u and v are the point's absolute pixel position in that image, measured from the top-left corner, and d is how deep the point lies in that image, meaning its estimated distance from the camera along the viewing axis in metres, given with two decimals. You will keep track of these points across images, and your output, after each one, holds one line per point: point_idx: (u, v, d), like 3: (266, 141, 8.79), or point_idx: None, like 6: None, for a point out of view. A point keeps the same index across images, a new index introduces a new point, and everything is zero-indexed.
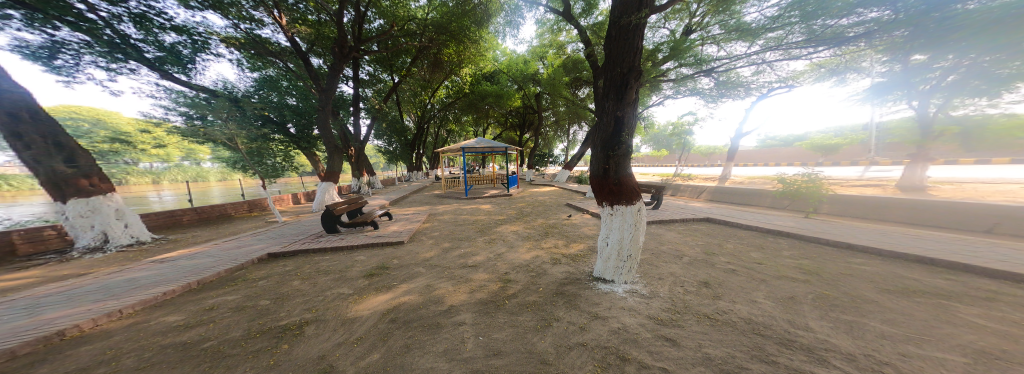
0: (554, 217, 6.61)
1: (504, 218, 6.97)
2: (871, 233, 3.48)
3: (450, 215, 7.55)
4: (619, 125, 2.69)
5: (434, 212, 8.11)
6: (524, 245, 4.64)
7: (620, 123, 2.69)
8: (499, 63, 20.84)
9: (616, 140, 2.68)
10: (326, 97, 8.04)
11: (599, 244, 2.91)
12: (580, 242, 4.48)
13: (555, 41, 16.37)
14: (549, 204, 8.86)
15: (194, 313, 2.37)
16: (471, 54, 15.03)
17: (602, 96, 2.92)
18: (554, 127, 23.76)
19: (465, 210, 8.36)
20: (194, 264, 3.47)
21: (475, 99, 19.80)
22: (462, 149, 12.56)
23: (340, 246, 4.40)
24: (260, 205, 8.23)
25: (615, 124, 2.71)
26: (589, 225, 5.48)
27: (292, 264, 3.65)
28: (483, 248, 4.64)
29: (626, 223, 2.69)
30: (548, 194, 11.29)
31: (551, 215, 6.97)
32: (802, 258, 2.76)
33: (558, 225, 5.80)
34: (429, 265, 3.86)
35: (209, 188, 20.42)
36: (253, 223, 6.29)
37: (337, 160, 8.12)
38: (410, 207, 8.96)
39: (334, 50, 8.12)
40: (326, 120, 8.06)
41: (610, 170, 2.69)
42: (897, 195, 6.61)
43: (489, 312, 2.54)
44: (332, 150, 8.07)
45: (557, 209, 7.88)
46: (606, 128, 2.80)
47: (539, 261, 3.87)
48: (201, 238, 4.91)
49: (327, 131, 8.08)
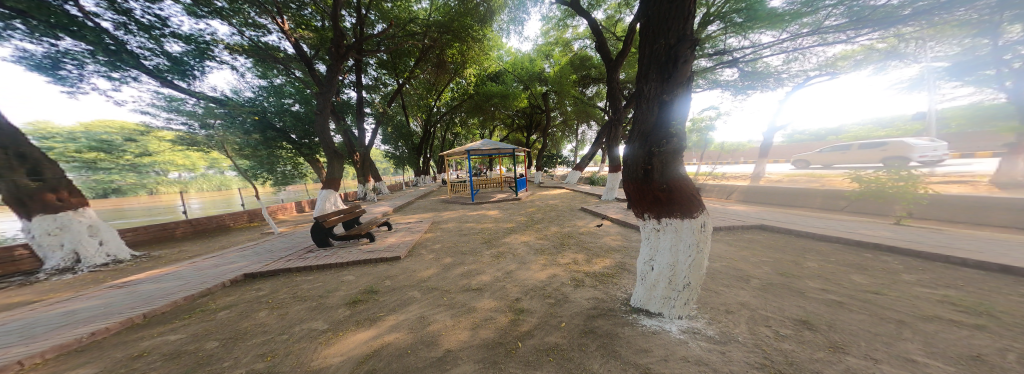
0: (570, 225, 5.85)
1: (514, 227, 6.29)
2: (1018, 246, 2.55)
3: (454, 224, 6.94)
4: (666, 112, 1.97)
5: (438, 220, 7.57)
6: (537, 260, 3.95)
7: (667, 109, 1.97)
8: (504, 63, 20.51)
9: (661, 132, 1.96)
10: (323, 100, 7.70)
11: (641, 269, 2.15)
12: (605, 257, 3.74)
13: (561, 39, 16.01)
14: (562, 209, 8.09)
15: (114, 363, 1.83)
16: (475, 53, 14.74)
17: (640, 79, 2.24)
18: (563, 127, 23.05)
19: (471, 217, 7.72)
20: (155, 289, 3.00)
21: (480, 101, 19.37)
22: (468, 152, 12.08)
23: (326, 263, 3.85)
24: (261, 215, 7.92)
25: (660, 110, 2.00)
26: (613, 235, 4.70)
27: (267, 288, 3.14)
28: (490, 264, 3.97)
29: (683, 242, 1.91)
30: (560, 197, 10.54)
31: (566, 222, 6.22)
32: (944, 287, 1.92)
33: (576, 235, 5.05)
34: (426, 289, 3.24)
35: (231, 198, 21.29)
36: (248, 235, 5.92)
37: (337, 166, 7.76)
38: (413, 215, 8.43)
39: (332, 50, 7.87)
40: (325, 124, 7.71)
41: (654, 172, 1.94)
42: (991, 192, 5.45)
43: (495, 361, 1.86)
44: (333, 155, 7.70)
45: (572, 214, 7.11)
46: (645, 116, 2.10)
47: (556, 283, 3.16)
48: (185, 253, 4.52)
49: (325, 136, 7.71)
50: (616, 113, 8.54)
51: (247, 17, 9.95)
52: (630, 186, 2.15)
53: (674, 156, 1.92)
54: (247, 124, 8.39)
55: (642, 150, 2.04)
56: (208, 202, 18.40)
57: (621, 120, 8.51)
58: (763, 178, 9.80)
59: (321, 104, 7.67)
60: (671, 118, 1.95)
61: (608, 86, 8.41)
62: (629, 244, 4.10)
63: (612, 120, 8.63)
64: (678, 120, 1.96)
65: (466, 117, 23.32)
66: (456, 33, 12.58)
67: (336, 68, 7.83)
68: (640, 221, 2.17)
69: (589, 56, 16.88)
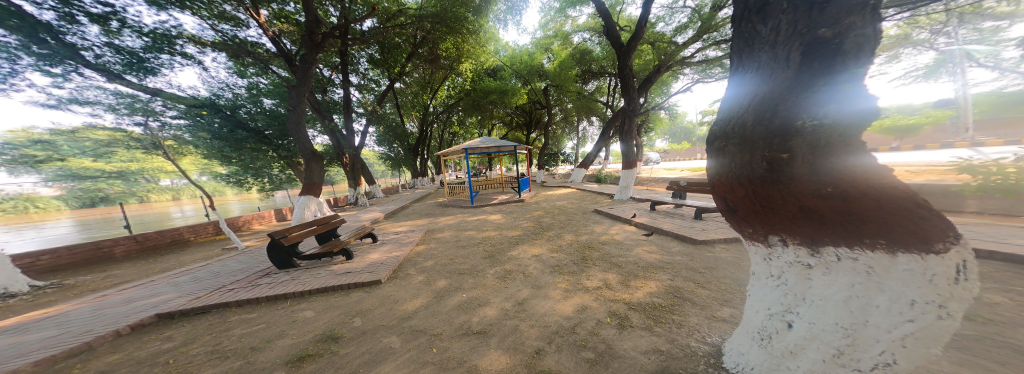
0: (587, 232, 4.93)
1: (521, 236, 5.34)
2: None
3: (451, 233, 5.98)
4: (822, 62, 1.01)
5: (433, 227, 6.67)
6: (556, 284, 3.06)
7: (823, 54, 1.00)
8: (501, 58, 19.48)
9: (812, 95, 1.01)
10: (295, 95, 6.69)
11: (777, 323, 1.25)
12: (647, 277, 2.82)
13: (561, 31, 15.25)
14: (572, 212, 7.18)
15: None
16: (471, 46, 13.87)
17: (748, 16, 1.27)
18: (563, 125, 22.22)
19: (470, 224, 6.79)
20: (6, 346, 2.04)
21: (478, 98, 18.49)
22: (466, 151, 11.18)
23: (278, 292, 2.92)
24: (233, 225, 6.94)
25: (804, 59, 1.04)
26: (646, 244, 3.78)
27: (181, 338, 2.21)
28: (495, 290, 3.07)
29: (884, 292, 0.96)
30: (567, 198, 9.63)
31: (582, 229, 5.27)
32: None
33: (598, 246, 4.14)
34: (408, 333, 2.34)
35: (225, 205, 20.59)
36: (205, 251, 4.96)
37: (315, 169, 6.78)
38: (405, 222, 7.48)
39: (303, 37, 6.82)
40: (302, 123, 6.77)
41: (793, 169, 1.02)
42: None
43: None
44: (309, 156, 6.72)
45: (585, 218, 6.20)
46: (763, 77, 1.16)
47: (590, 323, 2.25)
48: (109, 280, 3.55)
49: (300, 136, 6.75)
50: (629, 103, 7.57)
51: (219, 8, 9.08)
52: (739, 191, 1.23)
53: (851, 135, 0.96)
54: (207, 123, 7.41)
55: (764, 128, 1.12)
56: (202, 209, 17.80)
57: (635, 112, 7.55)
58: None
59: (292, 98, 6.63)
60: (837, 69, 0.98)
61: (619, 73, 7.48)
62: (673, 257, 3.18)
63: (624, 111, 7.67)
64: (852, 69, 0.98)
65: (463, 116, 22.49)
66: (449, 24, 11.64)
67: (311, 57, 6.85)
68: (761, 248, 1.31)
69: (589, 50, 16.01)
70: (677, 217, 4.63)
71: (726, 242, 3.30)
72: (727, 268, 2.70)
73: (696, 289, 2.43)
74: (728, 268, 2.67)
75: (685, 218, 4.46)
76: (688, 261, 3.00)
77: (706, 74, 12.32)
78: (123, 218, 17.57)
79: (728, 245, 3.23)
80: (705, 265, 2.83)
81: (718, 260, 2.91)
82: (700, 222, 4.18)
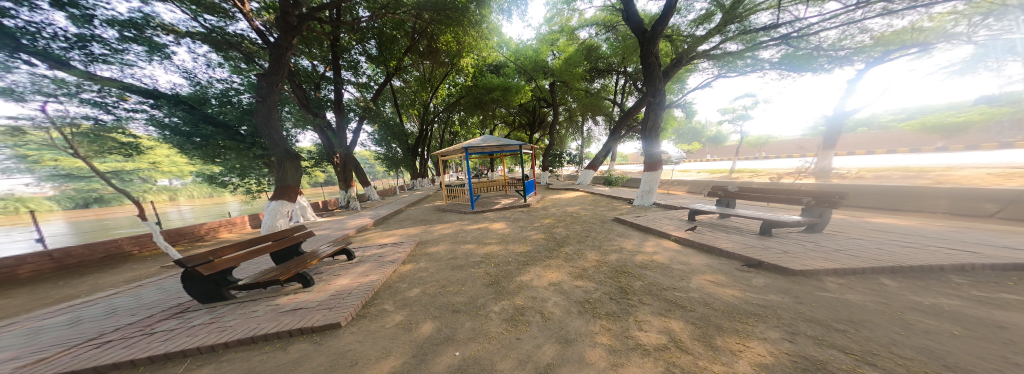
0: (615, 250, 3.95)
1: (532, 254, 4.32)
2: None
3: (446, 248, 4.99)
4: None
5: (427, 238, 5.71)
6: (593, 339, 2.05)
7: None
8: (505, 54, 18.43)
9: None
10: (266, 85, 5.66)
11: None
12: (742, 334, 1.79)
13: (566, 27, 14.56)
14: (588, 220, 6.19)
15: None
16: (472, 40, 13.10)
17: None
18: (567, 125, 21.40)
19: (470, 235, 5.80)
20: None
21: (480, 96, 17.70)
22: (467, 151, 10.28)
23: (169, 348, 1.90)
24: (193, 235, 5.85)
25: None
26: (709, 271, 2.77)
27: None
28: (501, 348, 2.06)
29: None
30: (578, 202, 8.67)
31: (607, 245, 4.25)
32: None
33: (638, 272, 3.13)
34: None
35: (222, 207, 20.13)
36: (144, 268, 4.02)
37: (289, 168, 5.79)
38: (395, 231, 6.52)
39: (277, 18, 5.87)
40: (275, 117, 5.77)
41: None
42: None
43: None
44: (283, 156, 5.71)
45: (606, 229, 5.22)
46: None
47: None
48: None
49: (271, 133, 5.71)
50: (653, 96, 6.59)
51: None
52: None
53: None
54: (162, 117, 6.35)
55: None
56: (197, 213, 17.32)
57: (661, 104, 6.56)
58: (833, 173, 7.94)
59: (262, 88, 5.60)
60: None
61: (642, 62, 6.53)
62: (765, 297, 2.16)
63: (647, 105, 6.70)
64: None
65: (464, 116, 21.75)
66: (449, 16, 10.88)
67: (285, 42, 5.91)
68: None
69: (597, 45, 15.37)
70: (732, 231, 3.63)
71: (835, 275, 2.29)
72: (879, 323, 1.67)
73: (853, 364, 1.37)
74: (886, 325, 1.64)
75: (745, 233, 3.46)
76: (797, 306, 1.98)
77: (726, 69, 11.37)
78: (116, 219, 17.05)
79: (842, 278, 2.22)
80: (833, 315, 1.80)
81: (849, 306, 1.88)
82: (771, 238, 3.18)
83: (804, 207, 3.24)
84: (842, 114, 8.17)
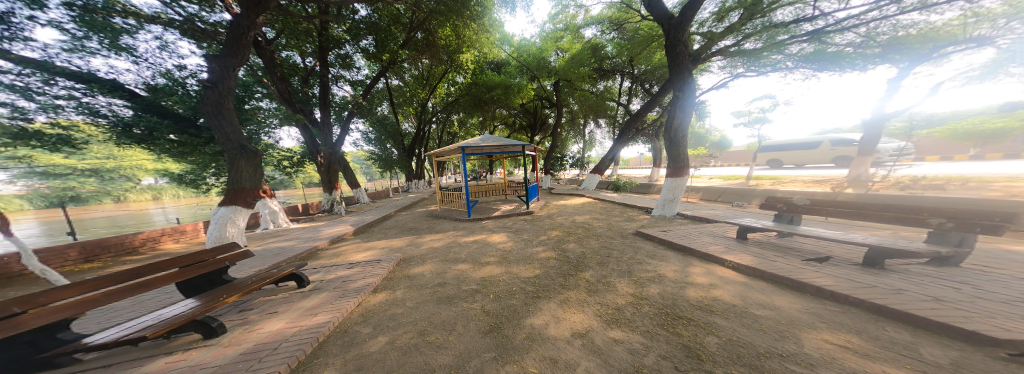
0: (652, 280, 3.00)
1: (543, 282, 3.38)
2: None
3: (432, 268, 4.01)
4: None
5: (411, 254, 4.73)
6: None
7: None
8: (507, 53, 17.65)
9: None
10: (218, 68, 4.69)
11: None
12: None
13: (571, 25, 13.87)
14: (604, 233, 5.25)
15: None
16: (471, 34, 12.29)
17: None
18: (569, 128, 20.71)
19: (465, 250, 4.83)
20: None
21: (479, 95, 16.88)
22: (464, 151, 9.37)
23: None
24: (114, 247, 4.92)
25: None
26: (819, 325, 1.82)
27: None
28: None
29: None
30: (587, 210, 7.75)
31: (640, 272, 3.29)
32: None
33: (701, 320, 2.15)
34: None
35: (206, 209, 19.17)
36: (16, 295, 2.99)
37: (245, 169, 4.78)
38: (375, 243, 5.53)
39: None
40: (228, 107, 4.78)
41: None
42: None
43: None
44: (236, 152, 4.69)
45: (630, 246, 4.29)
46: None
47: None
48: None
49: (222, 124, 4.70)
50: (678, 91, 5.72)
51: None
52: None
53: None
54: (95, 105, 5.35)
55: None
56: (179, 214, 16.44)
57: (688, 101, 5.69)
58: (873, 180, 7.29)
59: (213, 71, 4.63)
60: None
61: (667, 52, 5.70)
62: None
63: (672, 101, 5.83)
64: None
65: (463, 116, 20.91)
66: (447, 8, 10.07)
67: (247, 19, 4.83)
68: None
69: (602, 44, 14.68)
70: (815, 259, 2.70)
71: None
72: None
73: None
74: None
75: (838, 263, 2.53)
76: None
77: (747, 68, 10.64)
78: (95, 218, 16.00)
79: None
80: None
81: None
82: (886, 273, 2.25)
83: (933, 230, 2.38)
84: (883, 117, 7.38)
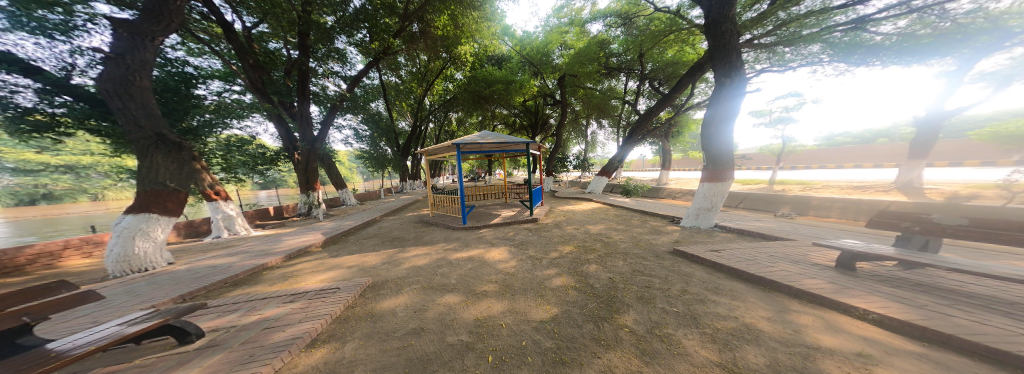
0: (742, 337, 1.91)
1: (565, 332, 2.28)
2: None
3: (407, 303, 2.90)
4: None
5: (383, 277, 3.60)
6: None
7: None
8: (508, 48, 16.73)
9: None
10: (127, 35, 3.80)
11: None
12: None
13: (577, 19, 13.05)
14: (630, 250, 4.19)
15: None
16: (470, 22, 11.29)
17: None
18: (572, 128, 19.90)
19: (456, 272, 3.74)
20: None
21: (479, 90, 15.83)
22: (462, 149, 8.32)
23: None
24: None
25: None
26: None
27: None
28: None
29: None
30: (600, 218, 6.69)
31: (709, 318, 2.21)
32: None
33: None
34: None
35: None
36: None
37: (156, 161, 3.97)
38: (343, 259, 4.42)
39: None
40: (140, 84, 3.89)
41: None
42: None
43: None
44: (148, 142, 3.91)
45: (675, 272, 3.22)
46: None
47: None
48: None
49: (128, 107, 3.83)
50: (723, 77, 4.72)
51: None
52: None
53: None
54: None
55: None
56: None
57: (733, 90, 4.69)
58: (926, 189, 6.64)
59: (119, 39, 3.75)
60: None
61: (711, 31, 4.70)
62: None
63: (714, 90, 4.85)
64: None
65: (462, 114, 19.92)
66: None
67: None
68: None
69: (609, 40, 13.84)
70: (1016, 315, 1.65)
71: None
72: None
73: None
74: None
75: None
76: None
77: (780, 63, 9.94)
78: (68, 215, 15.04)
79: None
80: None
81: None
82: None
83: None
84: (939, 116, 6.88)
